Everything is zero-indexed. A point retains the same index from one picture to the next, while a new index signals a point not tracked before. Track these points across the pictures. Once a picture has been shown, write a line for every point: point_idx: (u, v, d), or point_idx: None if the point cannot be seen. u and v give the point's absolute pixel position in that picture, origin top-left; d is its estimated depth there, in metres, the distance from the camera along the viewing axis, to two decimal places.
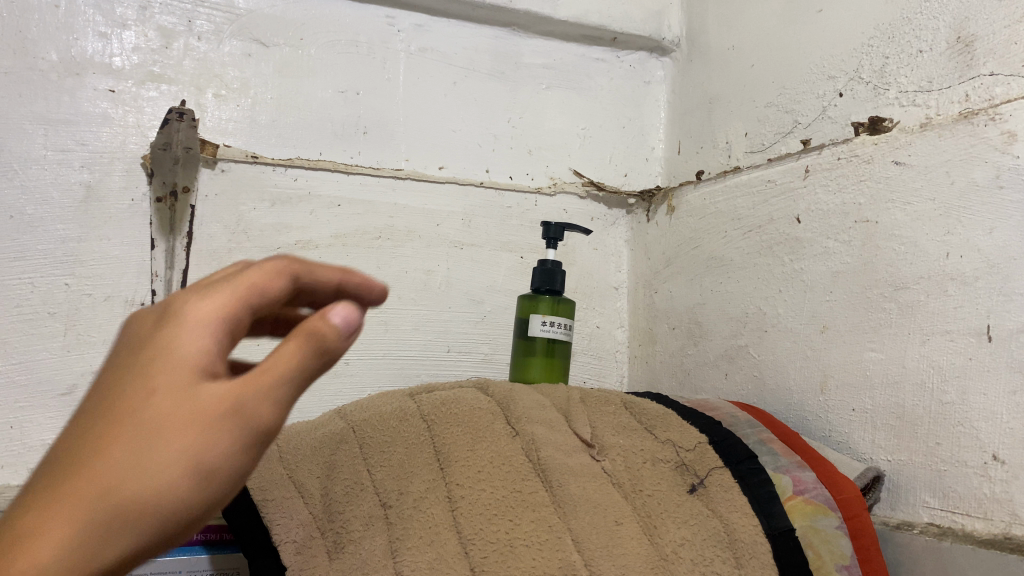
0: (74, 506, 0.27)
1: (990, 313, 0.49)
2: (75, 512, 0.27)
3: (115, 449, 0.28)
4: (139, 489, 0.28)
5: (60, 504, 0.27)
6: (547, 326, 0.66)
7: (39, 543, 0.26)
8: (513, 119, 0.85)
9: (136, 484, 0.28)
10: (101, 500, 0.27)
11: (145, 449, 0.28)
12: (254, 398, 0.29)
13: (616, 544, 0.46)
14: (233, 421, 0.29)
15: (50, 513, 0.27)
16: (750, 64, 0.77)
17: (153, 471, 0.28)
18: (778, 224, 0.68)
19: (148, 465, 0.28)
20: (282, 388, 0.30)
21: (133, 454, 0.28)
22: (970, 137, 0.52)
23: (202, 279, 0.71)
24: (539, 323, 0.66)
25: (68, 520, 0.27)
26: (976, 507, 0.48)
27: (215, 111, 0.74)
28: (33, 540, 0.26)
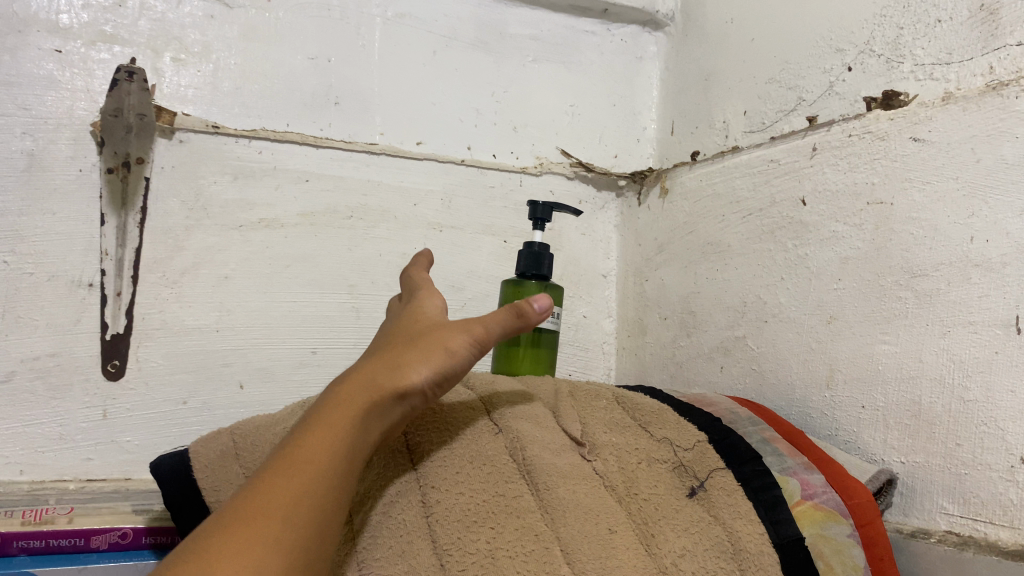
0: (339, 410, 0.37)
1: (1018, 303, 0.45)
2: (341, 416, 0.37)
3: (361, 377, 0.39)
4: (380, 397, 0.38)
5: (329, 413, 0.37)
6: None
7: (326, 428, 0.36)
8: (496, 94, 0.80)
9: (379, 392, 0.38)
10: (357, 406, 0.37)
11: (380, 375, 0.39)
12: (457, 343, 0.41)
13: (609, 555, 0.41)
14: (438, 361, 0.40)
15: (328, 409, 0.37)
16: (750, 38, 0.72)
17: (389, 385, 0.38)
18: (781, 207, 0.64)
19: (382, 384, 0.38)
20: (481, 340, 0.41)
21: (372, 382, 0.39)
22: (999, 111, 0.47)
23: (158, 259, 0.65)
24: None
25: (338, 420, 0.37)
26: (1001, 515, 0.44)
27: (173, 76, 0.68)
28: (318, 430, 0.36)
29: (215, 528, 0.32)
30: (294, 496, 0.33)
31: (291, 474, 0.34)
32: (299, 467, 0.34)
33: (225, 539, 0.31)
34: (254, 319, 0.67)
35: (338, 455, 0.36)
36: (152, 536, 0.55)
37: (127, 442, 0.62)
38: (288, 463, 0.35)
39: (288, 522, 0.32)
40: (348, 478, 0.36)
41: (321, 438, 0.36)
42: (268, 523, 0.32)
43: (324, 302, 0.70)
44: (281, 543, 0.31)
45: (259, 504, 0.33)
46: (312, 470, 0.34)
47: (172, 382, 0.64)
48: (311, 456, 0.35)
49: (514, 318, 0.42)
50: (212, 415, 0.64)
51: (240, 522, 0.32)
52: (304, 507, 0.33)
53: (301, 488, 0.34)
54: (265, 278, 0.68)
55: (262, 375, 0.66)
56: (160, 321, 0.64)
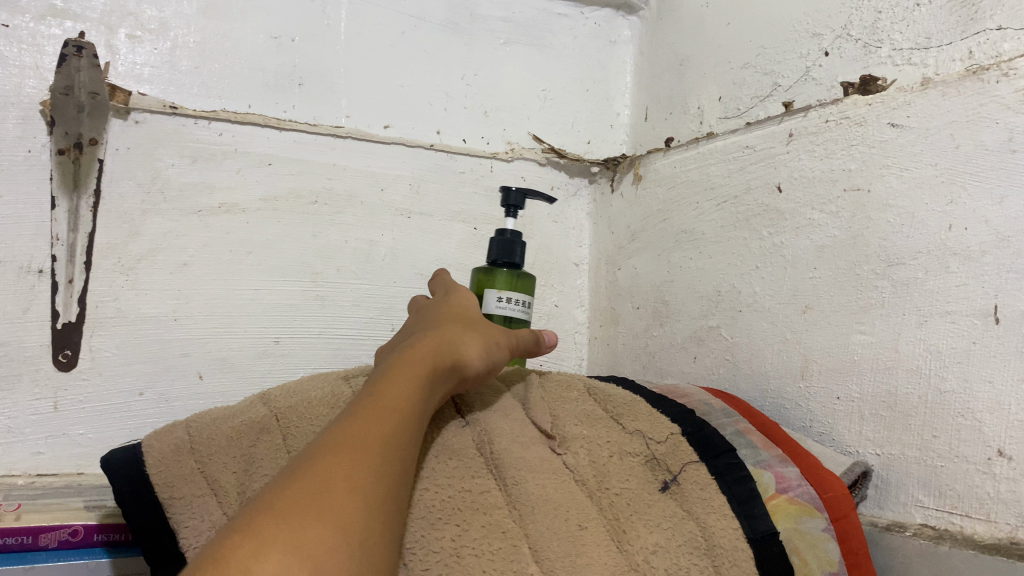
0: (414, 365, 0.41)
1: (997, 293, 0.44)
2: (417, 371, 0.40)
3: (427, 343, 0.43)
4: (449, 364, 0.43)
5: (405, 368, 0.40)
6: (503, 302, 0.59)
7: (403, 379, 0.39)
8: (466, 77, 0.78)
9: (449, 360, 0.43)
10: (431, 369, 0.41)
11: (447, 345, 0.44)
12: (502, 342, 0.48)
13: (579, 553, 0.39)
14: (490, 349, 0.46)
15: (401, 365, 0.40)
16: (725, 22, 0.70)
17: (455, 357, 0.43)
18: (756, 194, 0.62)
19: (453, 354, 0.43)
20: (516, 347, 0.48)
21: (440, 349, 0.43)
22: (979, 96, 0.46)
23: (112, 244, 0.63)
24: (494, 298, 0.59)
25: (414, 375, 0.40)
26: (978, 508, 0.43)
27: (128, 54, 0.66)
28: (396, 381, 0.39)
29: (327, 446, 0.33)
30: (392, 432, 0.35)
31: (384, 414, 0.36)
32: (390, 410, 0.37)
33: (340, 456, 0.33)
34: (214, 307, 0.65)
35: (417, 406, 0.38)
36: (104, 532, 0.53)
37: (80, 436, 0.59)
38: (376, 403, 0.37)
39: (390, 454, 0.35)
40: (422, 425, 0.38)
41: (404, 388, 0.38)
42: (379, 452, 0.34)
43: (287, 289, 0.68)
44: (390, 472, 0.34)
45: (366, 432, 0.35)
46: (401, 414, 0.37)
47: (127, 372, 0.61)
48: (398, 402, 0.37)
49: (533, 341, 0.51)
50: (170, 406, 0.62)
51: (351, 443, 0.34)
52: (398, 441, 0.36)
53: (393, 427, 0.36)
54: (225, 264, 0.66)
55: (222, 365, 0.64)
56: (114, 309, 0.62)
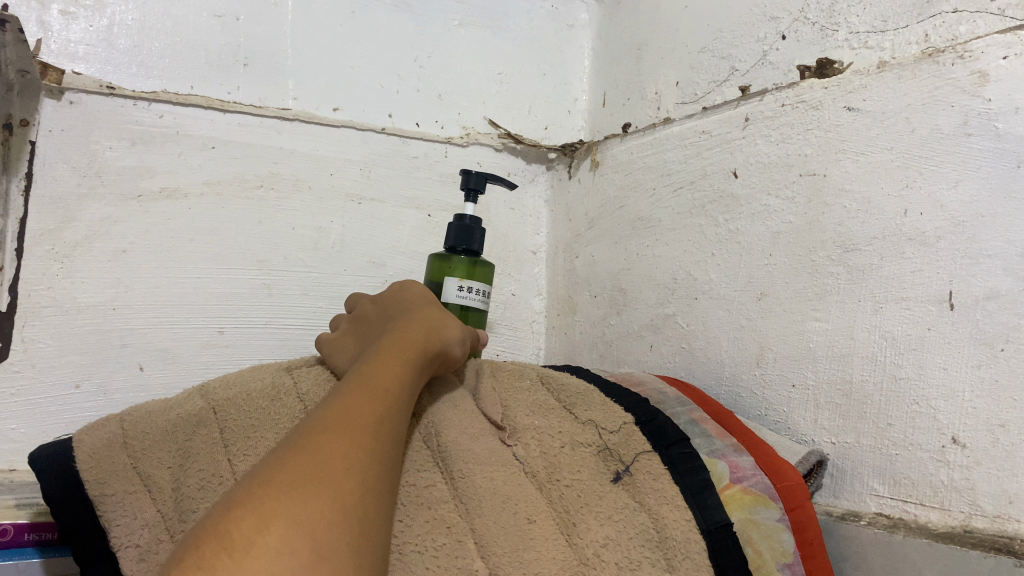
0: (404, 346, 0.41)
1: (952, 278, 0.43)
2: (408, 353, 0.41)
3: (412, 325, 0.44)
4: (436, 345, 0.43)
5: (397, 350, 0.41)
6: (461, 289, 0.57)
7: (394, 361, 0.40)
8: (420, 59, 0.76)
9: (437, 342, 0.43)
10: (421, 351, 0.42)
11: (433, 327, 0.44)
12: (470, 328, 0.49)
13: (526, 547, 0.38)
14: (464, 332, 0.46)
15: (390, 347, 0.41)
16: (683, 6, 0.69)
17: (442, 340, 0.44)
18: (711, 180, 0.61)
19: (439, 336, 0.44)
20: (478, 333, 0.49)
21: (425, 330, 0.43)
22: (935, 79, 0.45)
23: (46, 230, 0.60)
24: (455, 287, 0.57)
25: (405, 358, 0.41)
26: (931, 495, 0.43)
27: (61, 31, 0.63)
28: (387, 363, 0.40)
29: (325, 424, 0.35)
30: (387, 413, 0.37)
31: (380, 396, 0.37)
32: (384, 391, 0.38)
33: (338, 434, 0.34)
34: (155, 296, 0.62)
35: (409, 388, 0.39)
36: (35, 532, 0.50)
37: (11, 431, 0.56)
38: (370, 384, 0.38)
39: (386, 434, 0.36)
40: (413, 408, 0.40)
41: (396, 370, 0.39)
42: (374, 432, 0.35)
43: (233, 277, 0.65)
44: (386, 453, 0.35)
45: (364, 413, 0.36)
46: (395, 396, 0.38)
47: (63, 364, 0.59)
48: (393, 384, 0.38)
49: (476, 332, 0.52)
50: (108, 399, 0.59)
51: (348, 422, 0.35)
52: (392, 423, 0.37)
53: (389, 409, 0.37)
54: (167, 252, 0.63)
55: (164, 356, 0.62)
56: (48, 298, 0.59)
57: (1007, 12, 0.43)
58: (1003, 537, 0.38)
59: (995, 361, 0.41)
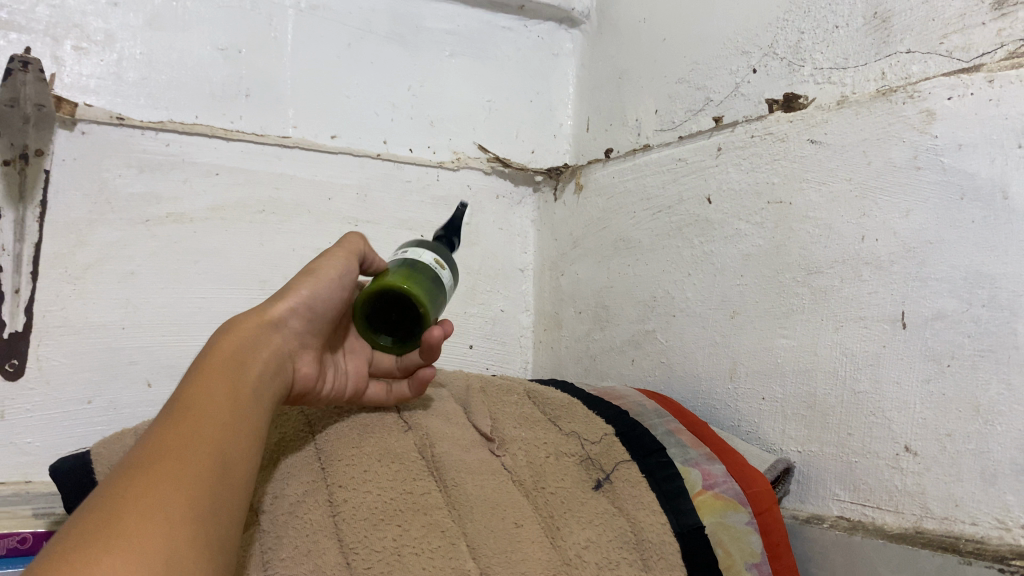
0: (222, 346, 0.40)
1: (905, 299, 0.46)
2: (228, 352, 0.39)
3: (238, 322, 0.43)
4: (258, 330, 0.42)
5: (217, 352, 0.39)
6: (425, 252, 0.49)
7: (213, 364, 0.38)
8: (413, 88, 0.80)
9: (259, 324, 0.42)
10: (243, 349, 0.40)
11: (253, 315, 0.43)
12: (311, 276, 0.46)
13: (515, 549, 0.41)
14: (302, 289, 0.45)
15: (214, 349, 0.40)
16: (661, 38, 0.73)
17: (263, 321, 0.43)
18: (688, 205, 0.65)
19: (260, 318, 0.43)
20: (334, 276, 0.47)
21: (246, 321, 0.42)
22: (889, 116, 0.49)
23: (59, 254, 0.63)
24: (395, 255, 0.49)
25: (229, 365, 0.38)
26: (887, 499, 0.46)
27: (74, 65, 0.66)
28: (209, 374, 0.37)
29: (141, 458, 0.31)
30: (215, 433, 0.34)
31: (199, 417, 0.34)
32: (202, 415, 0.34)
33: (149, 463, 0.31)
34: (162, 316, 0.66)
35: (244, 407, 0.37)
36: (52, 540, 0.55)
37: (27, 444, 0.60)
38: (184, 408, 0.35)
39: (210, 452, 0.33)
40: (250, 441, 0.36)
41: (220, 384, 0.37)
42: (200, 456, 0.32)
43: (237, 298, 0.69)
44: (209, 474, 0.32)
45: (181, 431, 0.33)
46: (225, 417, 0.35)
47: (75, 381, 0.62)
48: (218, 401, 0.36)
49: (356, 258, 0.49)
50: (117, 414, 0.63)
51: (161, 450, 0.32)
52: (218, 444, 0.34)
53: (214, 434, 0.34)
54: (173, 273, 0.67)
55: (170, 372, 0.66)
56: (61, 319, 0.63)
57: (954, 54, 0.47)
58: (951, 537, 0.42)
59: (942, 376, 0.44)
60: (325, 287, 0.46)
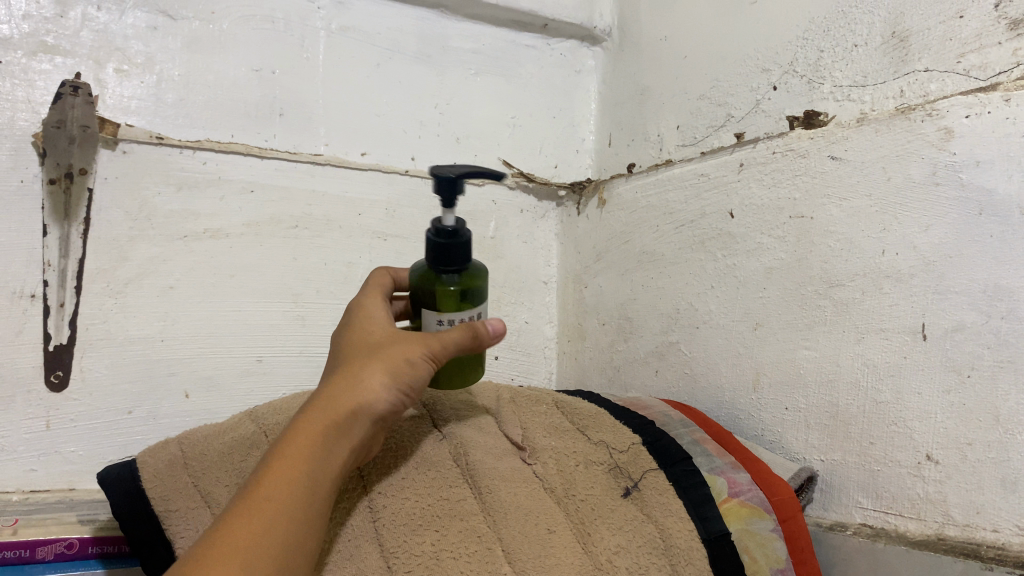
0: (311, 425, 0.38)
1: (925, 311, 0.48)
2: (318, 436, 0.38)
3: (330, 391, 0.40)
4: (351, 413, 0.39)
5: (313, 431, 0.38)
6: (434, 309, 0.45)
7: (295, 449, 0.37)
8: (439, 106, 0.84)
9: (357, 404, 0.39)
10: (338, 424, 0.39)
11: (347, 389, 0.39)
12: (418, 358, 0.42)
13: (548, 554, 0.43)
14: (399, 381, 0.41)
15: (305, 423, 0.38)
16: (683, 55, 0.75)
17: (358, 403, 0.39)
18: (710, 219, 0.67)
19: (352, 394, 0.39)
20: (435, 354, 0.42)
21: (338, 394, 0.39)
22: (907, 133, 0.50)
23: (101, 269, 0.67)
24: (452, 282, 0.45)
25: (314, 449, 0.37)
26: (910, 507, 0.47)
27: (116, 87, 0.71)
28: (292, 462, 0.36)
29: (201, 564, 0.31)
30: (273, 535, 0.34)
31: (265, 518, 0.34)
32: (268, 517, 0.34)
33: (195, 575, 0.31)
34: (199, 329, 0.69)
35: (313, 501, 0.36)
36: (98, 545, 0.56)
37: (71, 453, 0.63)
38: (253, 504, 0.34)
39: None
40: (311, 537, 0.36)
41: (300, 481, 0.36)
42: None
43: (272, 311, 0.72)
44: None
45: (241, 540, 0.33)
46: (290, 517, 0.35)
47: (116, 392, 0.65)
48: (288, 512, 0.35)
49: (468, 336, 0.42)
50: (157, 423, 0.66)
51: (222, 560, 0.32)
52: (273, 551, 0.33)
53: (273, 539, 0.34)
54: (210, 287, 0.70)
55: (207, 383, 0.69)
56: (104, 331, 0.66)
57: (971, 73, 0.48)
58: (973, 544, 0.43)
59: (962, 386, 0.45)
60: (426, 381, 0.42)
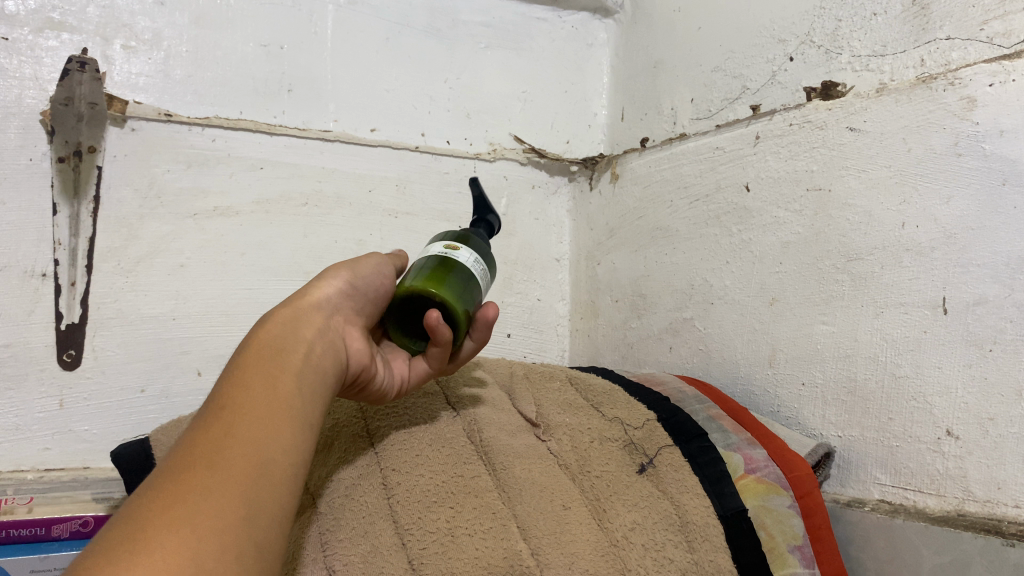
0: (246, 376, 0.34)
1: (945, 285, 0.47)
2: (256, 386, 0.33)
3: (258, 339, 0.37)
4: (290, 321, 0.39)
5: (247, 381, 0.34)
6: (457, 248, 0.46)
7: (251, 379, 0.34)
8: (449, 81, 0.84)
9: (295, 323, 0.39)
10: (271, 367, 0.35)
11: (281, 318, 0.39)
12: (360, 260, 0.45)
13: (564, 531, 0.43)
14: (347, 269, 0.43)
15: (234, 379, 0.34)
16: (697, 27, 0.74)
17: (304, 314, 0.40)
18: (725, 193, 0.66)
19: (299, 306, 0.40)
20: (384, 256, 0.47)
21: (261, 342, 0.36)
22: (928, 103, 0.49)
23: (111, 248, 0.67)
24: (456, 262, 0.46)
25: (261, 389, 0.33)
26: (929, 483, 0.47)
27: (124, 64, 0.70)
28: (237, 410, 0.32)
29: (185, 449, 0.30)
30: (240, 466, 0.29)
31: (219, 462, 0.29)
32: (222, 461, 0.29)
33: (165, 497, 0.27)
34: (209, 308, 0.69)
35: (277, 438, 0.31)
36: None
37: (84, 432, 0.64)
38: (188, 458, 0.29)
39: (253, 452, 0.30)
40: (285, 472, 0.31)
41: (253, 424, 0.31)
42: (241, 452, 0.30)
43: (281, 289, 0.73)
44: (247, 461, 0.29)
45: (194, 483, 0.28)
46: (251, 457, 0.30)
47: (129, 371, 0.66)
48: (265, 396, 0.33)
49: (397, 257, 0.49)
50: (169, 402, 0.67)
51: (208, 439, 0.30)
52: (240, 492, 0.28)
53: (235, 480, 0.29)
54: (220, 265, 0.70)
55: (219, 362, 0.69)
56: (115, 310, 0.66)
57: (994, 40, 0.47)
58: (993, 519, 0.43)
59: (984, 360, 0.44)
60: (371, 268, 0.45)
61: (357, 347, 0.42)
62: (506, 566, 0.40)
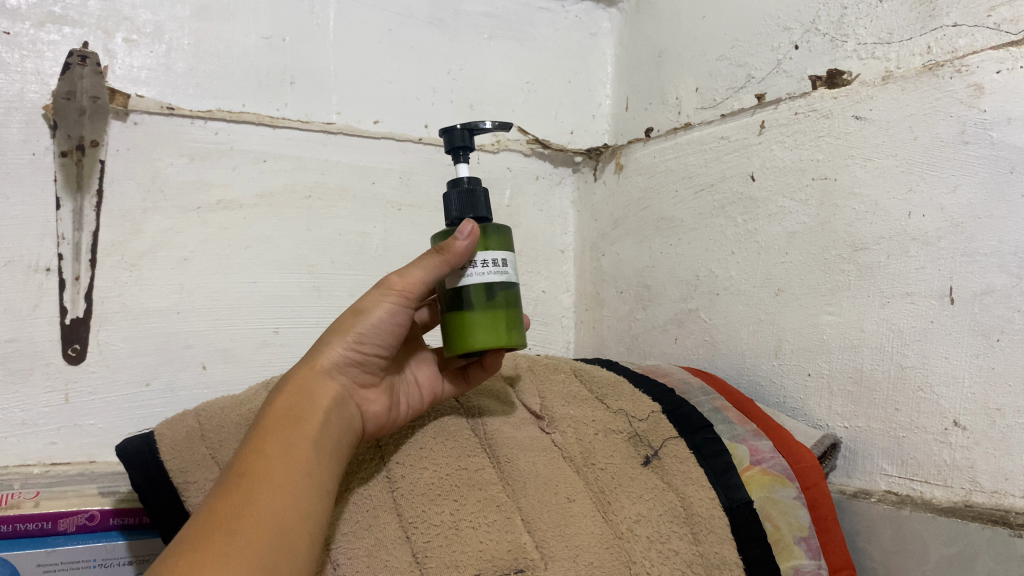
0: (268, 445, 0.36)
1: (953, 275, 0.46)
2: (273, 454, 0.35)
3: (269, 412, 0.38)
4: (306, 387, 0.40)
5: (267, 448, 0.36)
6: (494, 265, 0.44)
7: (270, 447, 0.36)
8: (453, 72, 0.84)
9: (312, 389, 0.40)
10: (290, 435, 0.37)
11: (299, 385, 0.40)
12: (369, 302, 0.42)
13: (568, 524, 0.42)
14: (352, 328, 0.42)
15: (254, 447, 0.36)
16: (702, 15, 0.73)
17: (319, 381, 0.41)
18: (730, 183, 0.66)
19: (310, 372, 0.41)
20: (399, 288, 0.42)
21: (278, 413, 0.38)
22: (934, 91, 0.49)
23: (114, 242, 0.67)
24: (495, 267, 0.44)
25: (279, 457, 0.35)
26: (936, 474, 0.47)
27: (125, 57, 0.69)
28: (255, 481, 0.34)
29: (204, 522, 0.32)
30: (257, 537, 0.32)
31: (238, 534, 0.32)
32: (240, 535, 0.32)
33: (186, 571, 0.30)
34: (213, 302, 0.70)
35: (296, 504, 0.34)
36: (120, 517, 0.57)
37: (90, 426, 0.64)
38: (211, 528, 0.32)
39: (266, 524, 0.32)
40: (299, 531, 0.34)
41: (271, 494, 0.34)
42: (256, 525, 0.32)
43: (287, 283, 0.73)
44: (261, 535, 0.32)
45: (213, 553, 0.30)
46: (268, 527, 0.32)
47: (135, 364, 0.66)
48: (280, 463, 0.35)
49: (440, 259, 0.42)
50: (176, 395, 0.67)
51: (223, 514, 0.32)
52: (258, 559, 0.31)
53: (255, 548, 0.31)
54: (224, 259, 0.71)
55: (224, 355, 0.70)
56: (119, 304, 0.66)
57: (1004, 27, 0.46)
58: (1000, 510, 0.42)
59: (991, 351, 0.44)
60: (379, 317, 0.42)
61: (375, 410, 0.44)
62: (510, 560, 0.40)
